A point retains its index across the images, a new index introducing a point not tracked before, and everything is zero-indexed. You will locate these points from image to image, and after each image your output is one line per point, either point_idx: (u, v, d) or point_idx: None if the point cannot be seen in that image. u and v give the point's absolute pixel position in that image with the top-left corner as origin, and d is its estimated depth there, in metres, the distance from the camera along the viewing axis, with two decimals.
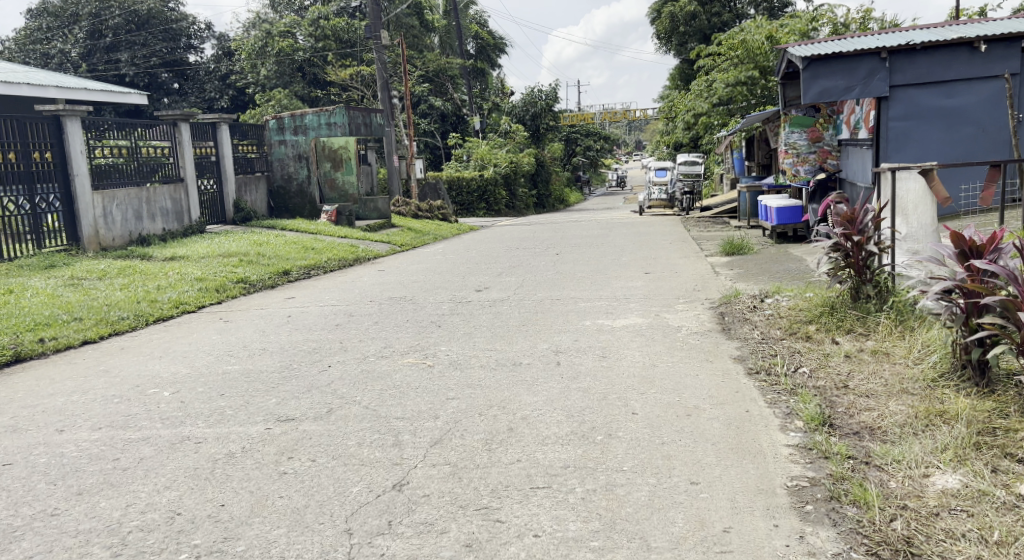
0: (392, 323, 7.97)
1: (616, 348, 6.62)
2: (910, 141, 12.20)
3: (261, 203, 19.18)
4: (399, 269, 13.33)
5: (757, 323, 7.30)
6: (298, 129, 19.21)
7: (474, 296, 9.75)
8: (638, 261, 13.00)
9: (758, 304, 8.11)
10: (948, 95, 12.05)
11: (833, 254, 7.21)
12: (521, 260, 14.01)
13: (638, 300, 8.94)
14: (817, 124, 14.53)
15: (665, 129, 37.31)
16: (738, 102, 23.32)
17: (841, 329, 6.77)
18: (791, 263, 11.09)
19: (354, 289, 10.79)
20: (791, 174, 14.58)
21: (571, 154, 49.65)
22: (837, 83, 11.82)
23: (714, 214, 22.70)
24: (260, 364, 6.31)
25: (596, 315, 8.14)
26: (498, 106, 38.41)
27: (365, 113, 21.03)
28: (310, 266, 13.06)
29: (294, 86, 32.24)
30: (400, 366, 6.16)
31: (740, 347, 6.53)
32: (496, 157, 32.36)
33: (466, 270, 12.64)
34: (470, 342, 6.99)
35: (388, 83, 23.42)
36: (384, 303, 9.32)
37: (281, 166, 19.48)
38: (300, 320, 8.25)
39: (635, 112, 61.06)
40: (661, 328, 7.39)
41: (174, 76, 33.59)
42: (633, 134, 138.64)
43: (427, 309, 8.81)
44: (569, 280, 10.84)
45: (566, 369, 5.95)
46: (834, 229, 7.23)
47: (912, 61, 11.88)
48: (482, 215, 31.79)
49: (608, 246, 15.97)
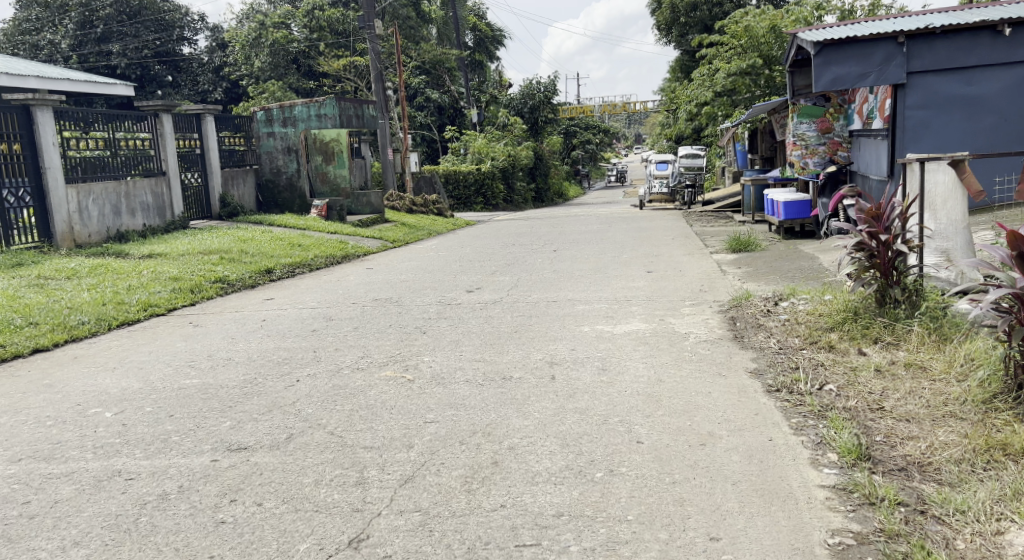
0: (374, 329, 7.32)
1: (618, 360, 5.97)
2: (928, 132, 11.54)
3: (249, 197, 18.50)
4: (388, 267, 12.68)
5: (773, 330, 6.65)
6: (287, 122, 18.54)
7: (465, 297, 9.11)
8: (641, 259, 12.35)
9: (772, 308, 7.46)
10: (969, 83, 11.39)
11: (856, 254, 6.48)
12: (518, 257, 13.33)
13: (641, 303, 8.29)
14: (827, 115, 13.82)
15: (666, 122, 36.61)
16: (742, 93, 22.45)
17: (866, 337, 6.14)
18: (803, 261, 10.44)
19: (338, 289, 10.15)
20: (799, 167, 13.90)
21: (571, 147, 48.86)
22: (851, 70, 11.15)
23: (716, 208, 22.04)
24: (222, 377, 5.65)
25: (596, 320, 7.48)
26: (496, 98, 37.67)
27: (357, 104, 20.37)
28: (295, 264, 12.44)
29: (290, 78, 31.70)
30: (376, 381, 5.52)
31: (756, 358, 5.87)
32: (494, 150, 31.65)
33: (459, 268, 11.98)
34: (456, 352, 6.34)
35: (382, 74, 22.70)
36: (368, 306, 8.67)
37: (270, 159, 18.82)
38: (274, 326, 7.59)
39: (635, 105, 60.22)
40: (667, 335, 6.75)
41: (167, 68, 32.82)
42: (633, 127, 137.89)
43: (413, 313, 8.15)
44: (568, 280, 10.18)
45: (562, 385, 5.28)
46: (858, 225, 6.50)
47: (931, 47, 11.22)
48: (479, 210, 31.15)
49: (608, 242, 15.31)
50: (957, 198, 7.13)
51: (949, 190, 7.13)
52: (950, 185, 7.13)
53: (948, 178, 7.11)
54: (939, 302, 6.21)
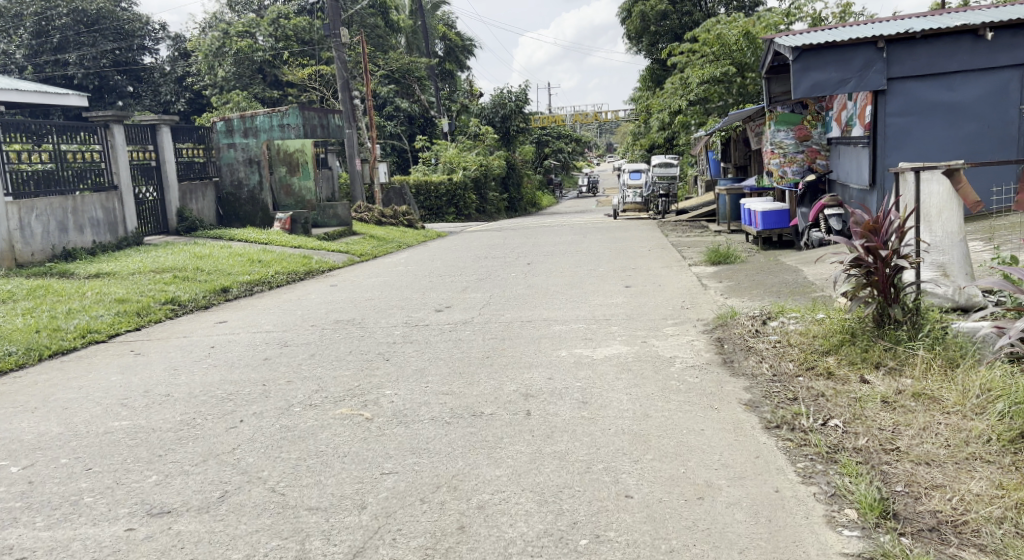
0: (332, 357, 6.73)
1: (599, 391, 5.42)
2: (910, 139, 11.13)
3: (209, 211, 17.77)
4: (353, 283, 12.09)
5: (765, 355, 6.14)
6: (248, 132, 17.94)
7: (432, 317, 8.54)
8: (618, 272, 11.86)
9: (761, 328, 6.95)
10: (951, 89, 11.05)
11: (853, 271, 6.01)
12: (490, 272, 12.78)
13: (621, 322, 7.77)
14: (805, 122, 13.48)
15: (637, 131, 36.35)
16: (713, 102, 22.23)
17: (867, 363, 5.66)
18: (787, 274, 9.99)
19: (297, 310, 9.53)
20: (778, 176, 13.45)
21: (543, 157, 48.42)
22: (831, 76, 10.68)
23: (691, 217, 21.66)
24: (156, 418, 5.02)
25: (573, 343, 6.94)
26: (467, 108, 37.18)
27: (322, 114, 19.73)
28: (253, 282, 11.81)
29: (255, 88, 30.95)
30: (329, 421, 4.94)
31: (749, 388, 5.35)
32: (465, 160, 31.14)
33: (428, 284, 11.41)
34: (422, 383, 5.76)
35: (349, 82, 22.06)
36: (328, 328, 8.08)
37: (230, 172, 18.15)
38: (222, 354, 6.97)
39: (606, 114, 59.96)
40: (651, 360, 6.23)
41: (127, 78, 31.98)
42: (605, 136, 138.17)
43: (376, 336, 7.56)
44: (543, 297, 9.65)
45: (538, 423, 4.73)
46: (853, 239, 6.01)
47: (911, 52, 10.88)
48: (451, 220, 30.62)
49: (583, 255, 14.82)
50: (953, 208, 6.69)
51: (945, 200, 6.69)
52: (945, 195, 6.68)
53: (943, 188, 6.66)
54: (940, 323, 5.77)
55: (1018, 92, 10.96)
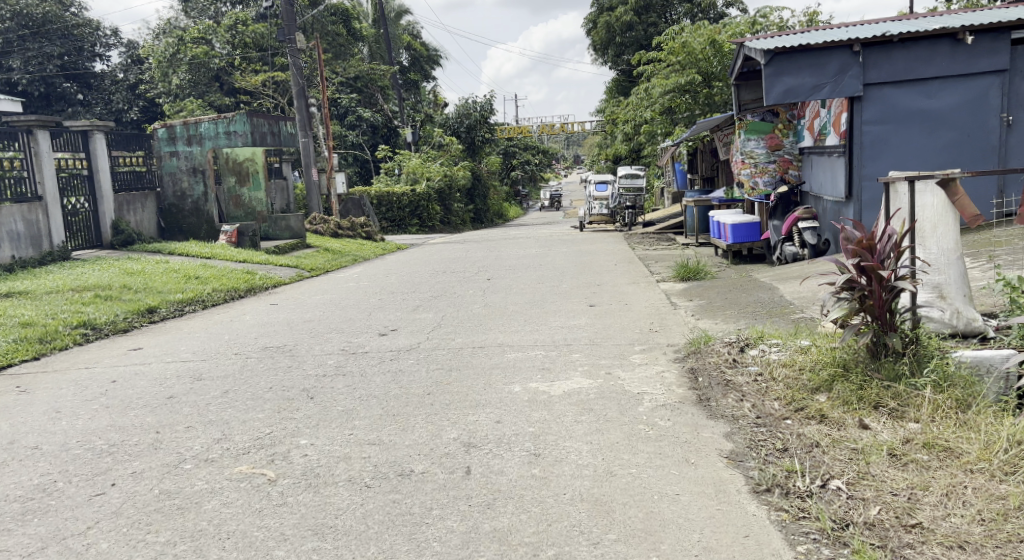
0: (246, 395, 5.79)
1: (554, 439, 4.55)
2: (889, 149, 10.31)
3: (149, 222, 16.70)
4: (297, 302, 11.17)
5: (747, 392, 5.33)
6: (192, 139, 16.86)
7: (373, 343, 7.63)
8: (581, 289, 11.05)
9: (739, 357, 6.13)
10: (929, 95, 10.16)
11: (846, 294, 5.24)
12: (446, 289, 11.91)
13: (583, 349, 6.93)
14: (776, 130, 12.74)
15: (603, 142, 35.70)
16: (680, 112, 21.51)
17: (864, 403, 4.84)
18: (763, 292, 9.26)
19: (226, 334, 8.59)
20: (749, 187, 12.78)
21: (510, 168, 47.61)
22: (805, 81, 10.03)
23: (659, 229, 20.93)
24: (7, 483, 4.11)
25: (528, 375, 6.06)
26: (432, 118, 36.27)
27: (271, 121, 18.67)
28: (184, 300, 10.85)
29: (212, 96, 29.84)
30: (222, 483, 4.03)
31: (729, 434, 4.55)
32: (429, 170, 30.22)
33: (376, 304, 10.51)
34: (345, 429, 4.87)
35: (303, 89, 21.01)
36: (252, 357, 7.15)
37: (172, 181, 17.03)
38: (120, 391, 6.02)
39: (573, 125, 59.37)
40: (615, 396, 5.42)
41: (76, 84, 30.58)
42: (572, 147, 138.22)
43: (305, 368, 6.64)
44: (500, 319, 8.75)
45: (477, 486, 3.90)
46: (843, 258, 5.25)
47: (888, 57, 10.09)
48: (415, 232, 29.71)
49: (546, 269, 13.97)
50: (950, 222, 5.93)
51: (939, 213, 5.92)
52: (941, 208, 5.92)
53: (937, 200, 5.91)
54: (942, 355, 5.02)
55: (1000, 98, 10.00)
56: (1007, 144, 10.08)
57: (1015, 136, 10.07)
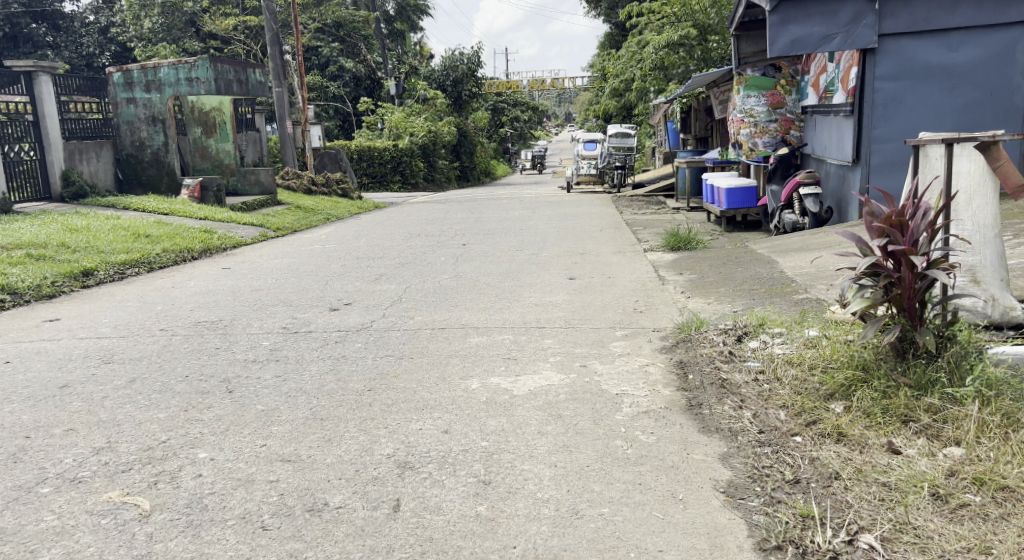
0: (154, 386, 4.84)
1: (510, 459, 3.70)
2: (902, 109, 9.35)
3: (105, 174, 15.60)
4: (251, 266, 10.21)
5: (749, 396, 4.44)
6: (150, 86, 15.71)
7: (320, 321, 6.70)
8: (563, 259, 10.14)
9: (736, 349, 5.25)
10: (951, 49, 9.17)
11: (867, 282, 4.31)
12: (416, 255, 10.96)
13: (557, 333, 6.06)
14: (778, 87, 11.76)
15: (593, 100, 34.56)
16: (674, 68, 20.45)
17: (891, 417, 3.97)
18: (760, 266, 8.38)
19: (160, 304, 7.62)
20: (747, 149, 11.79)
21: (498, 124, 46.27)
22: (814, 31, 9.04)
23: (648, 192, 20.02)
24: None
25: (491, 367, 5.18)
26: (416, 70, 34.84)
27: (239, 67, 17.29)
28: (127, 262, 9.86)
29: (184, 42, 28.55)
30: (78, 520, 3.14)
31: (730, 459, 3.71)
32: (412, 125, 29.17)
33: (337, 271, 9.57)
34: (257, 438, 3.97)
35: (278, 34, 19.67)
36: (178, 335, 6.22)
37: (130, 130, 15.91)
38: (6, 377, 5.09)
39: (562, 81, 57.83)
40: (591, 397, 4.55)
41: (44, 26, 27.79)
42: (563, 105, 136.45)
43: (234, 351, 5.72)
44: (469, 294, 7.85)
45: (404, 533, 3.06)
46: (867, 238, 4.32)
47: (907, 4, 9.11)
48: (396, 188, 28.68)
49: (528, 234, 13.04)
50: (988, 192, 5.04)
51: (977, 181, 5.02)
52: (979, 175, 5.02)
53: (975, 166, 5.00)
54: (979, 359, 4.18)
55: None
56: None
57: None
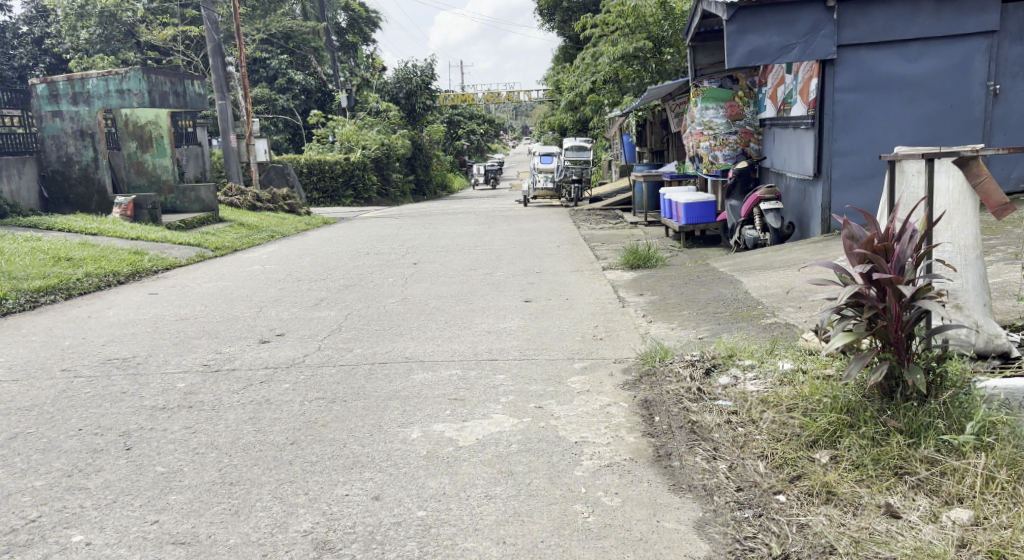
0: (37, 445, 4.20)
1: (451, 536, 3.14)
2: (863, 121, 8.94)
3: (28, 192, 14.72)
4: (182, 291, 9.53)
5: (724, 443, 3.86)
6: (78, 98, 14.88)
7: (247, 356, 6.07)
8: (517, 279, 9.61)
9: (704, 385, 4.67)
10: (909, 59, 8.81)
11: (848, 313, 3.73)
12: (361, 276, 10.35)
13: (509, 368, 5.49)
14: (737, 99, 11.37)
15: (548, 112, 34.20)
16: (630, 80, 20.10)
17: (882, 469, 3.40)
18: (723, 287, 7.86)
19: (70, 337, 6.93)
20: (707, 162, 11.40)
21: (454, 137, 45.72)
22: (773, 40, 8.57)
23: (605, 206, 19.61)
24: None
25: (433, 411, 4.60)
26: (368, 82, 34.14)
27: (176, 79, 16.45)
28: (42, 288, 9.12)
29: (125, 55, 27.56)
30: None
31: (706, 531, 3.18)
32: (364, 138, 28.50)
33: (274, 296, 8.93)
34: (148, 514, 3.36)
35: (220, 45, 18.83)
36: (82, 378, 5.56)
37: (56, 145, 15.01)
38: None
39: (519, 94, 57.51)
40: (545, 447, 3.99)
41: None
42: (520, 118, 136.49)
43: (143, 396, 5.08)
44: (414, 320, 7.26)
45: None
46: (848, 264, 3.75)
47: (865, 14, 8.74)
48: (349, 203, 27.94)
49: (480, 252, 12.48)
50: (968, 210, 4.44)
51: (957, 199, 4.41)
52: (958, 192, 4.41)
53: (953, 182, 4.40)
54: (970, 387, 3.59)
55: (986, 64, 8.71)
56: (993, 117, 8.82)
57: (1001, 107, 8.80)
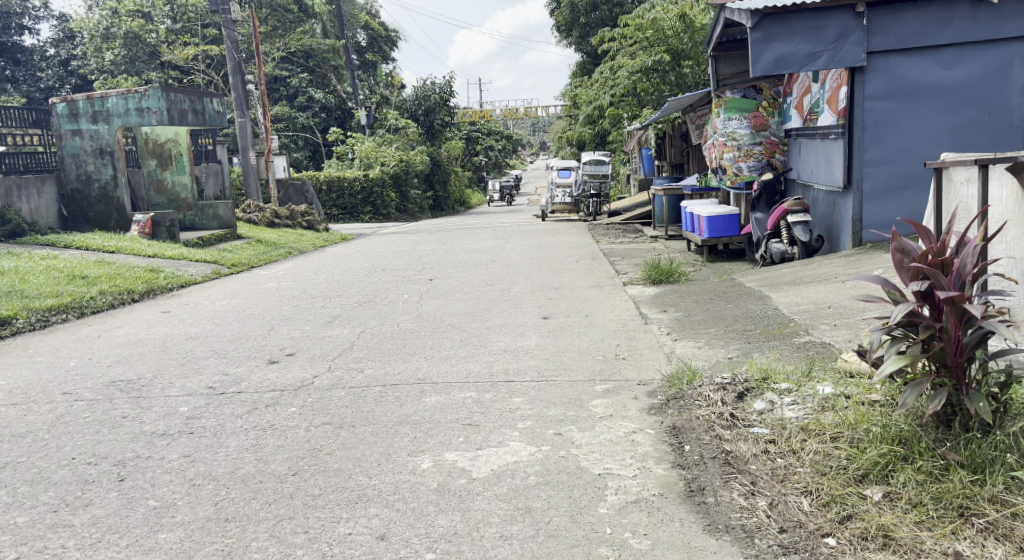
0: (27, 476, 3.96)
1: None
2: (896, 130, 8.53)
3: (47, 211, 14.64)
4: (195, 309, 9.32)
5: (763, 477, 3.54)
6: (97, 117, 14.74)
7: (254, 378, 5.80)
8: (536, 295, 9.31)
9: (738, 411, 4.34)
10: (945, 66, 8.41)
11: (900, 333, 3.43)
12: (376, 293, 10.09)
13: (527, 391, 5.18)
14: (760, 109, 11.11)
15: (566, 127, 33.98)
16: (650, 93, 19.81)
17: (945, 509, 3.06)
18: (752, 303, 7.52)
19: (76, 358, 6.71)
20: (731, 173, 10.88)
21: (473, 153, 45.61)
22: (799, 48, 8.33)
23: (625, 220, 19.28)
24: None
25: (445, 437, 4.32)
26: (388, 99, 34.09)
27: (195, 97, 16.36)
28: (55, 307, 8.94)
29: (148, 74, 27.68)
30: None
31: None
32: (383, 155, 28.39)
33: (288, 314, 8.69)
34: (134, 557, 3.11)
35: (240, 64, 18.77)
36: (82, 401, 5.32)
37: (75, 163, 14.93)
38: None
39: (538, 110, 57.42)
40: (566, 479, 3.69)
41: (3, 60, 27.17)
42: (539, 133, 136.63)
43: (142, 421, 4.83)
44: (428, 339, 6.97)
45: None
46: (899, 280, 3.46)
47: (896, 19, 8.39)
48: (367, 220, 27.79)
49: (499, 267, 12.20)
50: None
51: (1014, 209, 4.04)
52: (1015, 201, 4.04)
53: (1007, 192, 4.02)
54: None
55: None
56: None
57: None
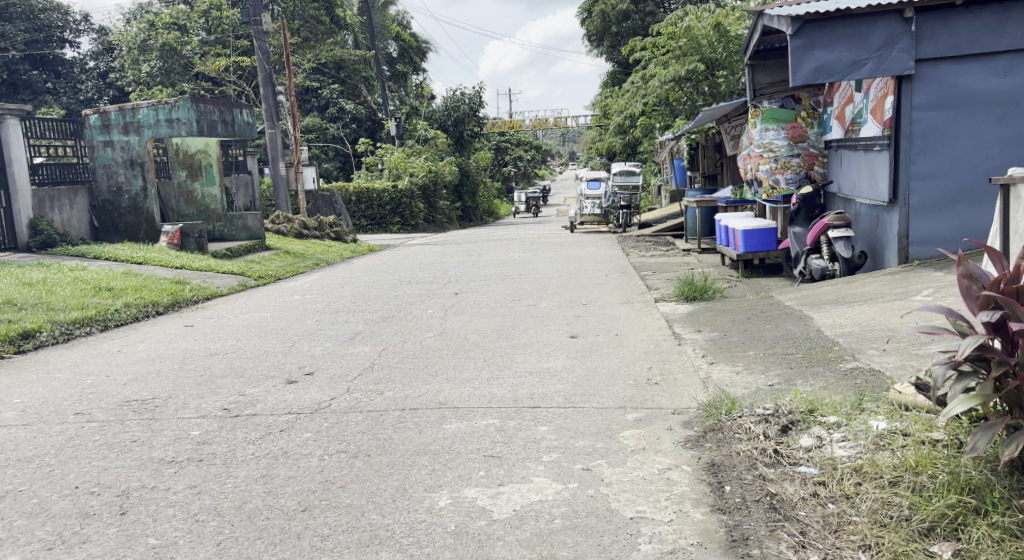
0: (25, 508, 3.74)
1: None
2: (945, 141, 8.12)
3: (78, 222, 14.65)
4: (217, 323, 9.13)
5: (816, 527, 3.22)
6: (129, 128, 14.72)
7: (269, 399, 5.57)
8: (565, 312, 9.02)
9: (782, 446, 4.02)
10: (998, 74, 8.06)
11: (967, 368, 3.12)
12: (401, 307, 9.84)
13: (552, 418, 4.89)
14: (798, 120, 10.74)
15: (596, 137, 33.66)
16: (682, 103, 19.45)
17: None
18: (792, 324, 7.17)
19: (91, 375, 6.53)
20: (767, 186, 10.61)
21: (502, 163, 45.42)
22: (842, 56, 7.94)
23: (656, 232, 18.91)
24: None
25: (465, 470, 4.04)
26: (418, 110, 34.02)
27: (224, 107, 16.32)
28: (79, 320, 8.82)
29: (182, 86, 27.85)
30: None
31: None
32: (412, 165, 28.27)
33: (309, 329, 8.46)
34: None
35: (270, 74, 18.71)
36: (91, 424, 5.11)
37: (107, 175, 14.89)
38: None
39: (568, 120, 57.13)
40: (594, 522, 3.40)
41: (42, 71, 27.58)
42: (568, 143, 136.31)
43: (150, 447, 4.61)
44: (451, 359, 6.70)
45: None
46: (966, 310, 3.13)
47: (947, 25, 7.99)
48: (396, 230, 27.64)
49: (527, 281, 11.92)
50: None
51: None
52: None
53: None
54: None
55: None
56: None
57: None
